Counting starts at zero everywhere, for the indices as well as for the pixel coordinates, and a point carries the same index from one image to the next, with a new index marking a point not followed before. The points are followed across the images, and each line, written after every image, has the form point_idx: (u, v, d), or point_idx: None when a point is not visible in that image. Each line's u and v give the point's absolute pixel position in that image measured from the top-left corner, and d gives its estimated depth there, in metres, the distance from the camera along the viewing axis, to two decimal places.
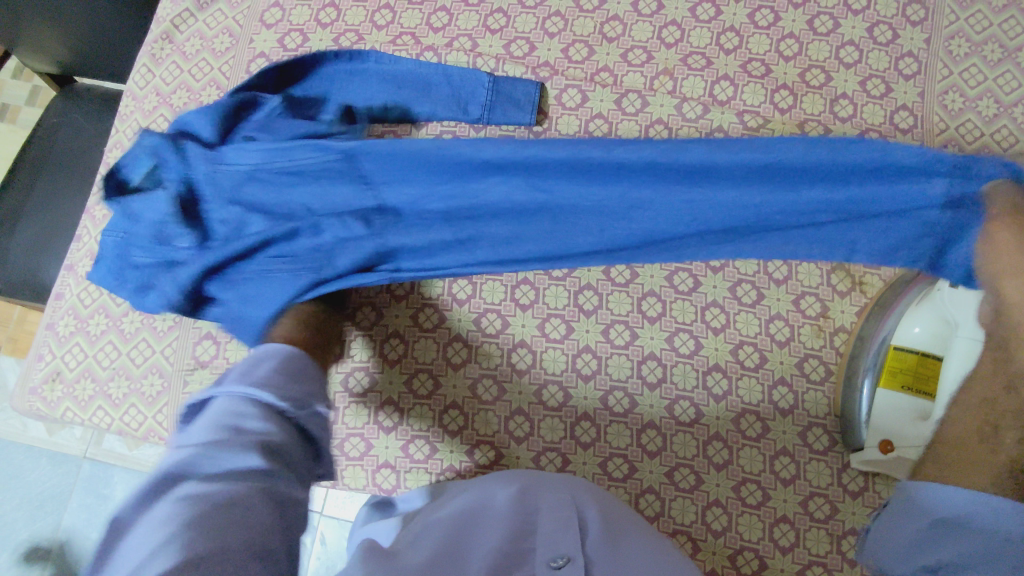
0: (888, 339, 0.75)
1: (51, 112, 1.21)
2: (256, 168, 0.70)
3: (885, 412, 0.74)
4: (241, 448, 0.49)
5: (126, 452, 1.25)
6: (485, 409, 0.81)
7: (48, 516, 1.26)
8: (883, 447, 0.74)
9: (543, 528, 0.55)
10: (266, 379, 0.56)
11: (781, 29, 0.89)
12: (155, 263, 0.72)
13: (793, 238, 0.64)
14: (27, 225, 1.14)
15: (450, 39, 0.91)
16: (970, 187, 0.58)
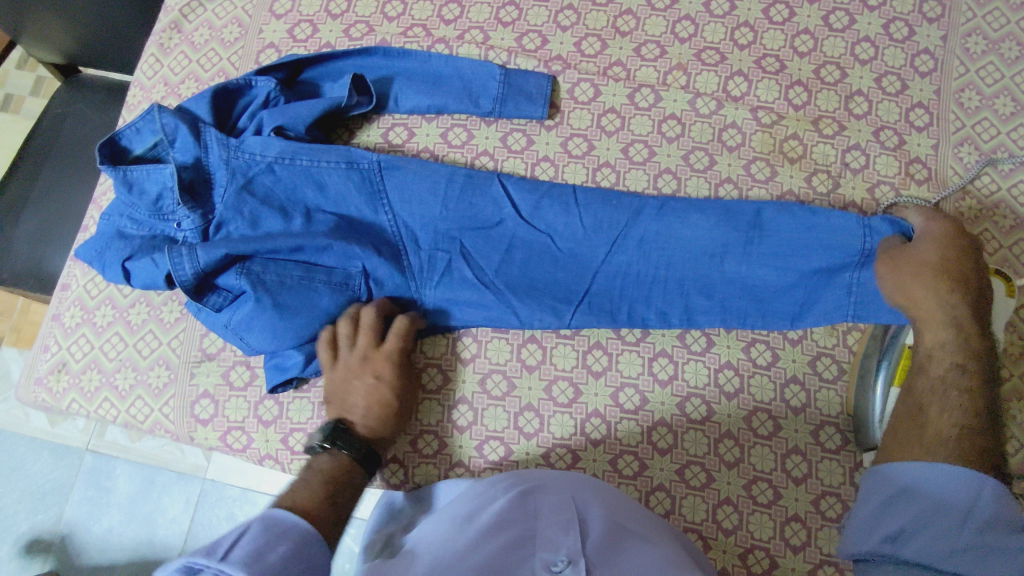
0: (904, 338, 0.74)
1: (57, 102, 1.21)
2: (279, 163, 0.78)
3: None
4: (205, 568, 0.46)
5: (129, 444, 1.25)
6: (494, 405, 0.81)
7: (50, 508, 1.26)
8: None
9: (543, 531, 0.55)
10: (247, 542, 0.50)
11: (796, 25, 0.89)
12: (144, 238, 0.77)
13: (705, 268, 0.77)
14: (32, 214, 1.13)
15: (461, 32, 0.90)
16: (837, 248, 0.73)
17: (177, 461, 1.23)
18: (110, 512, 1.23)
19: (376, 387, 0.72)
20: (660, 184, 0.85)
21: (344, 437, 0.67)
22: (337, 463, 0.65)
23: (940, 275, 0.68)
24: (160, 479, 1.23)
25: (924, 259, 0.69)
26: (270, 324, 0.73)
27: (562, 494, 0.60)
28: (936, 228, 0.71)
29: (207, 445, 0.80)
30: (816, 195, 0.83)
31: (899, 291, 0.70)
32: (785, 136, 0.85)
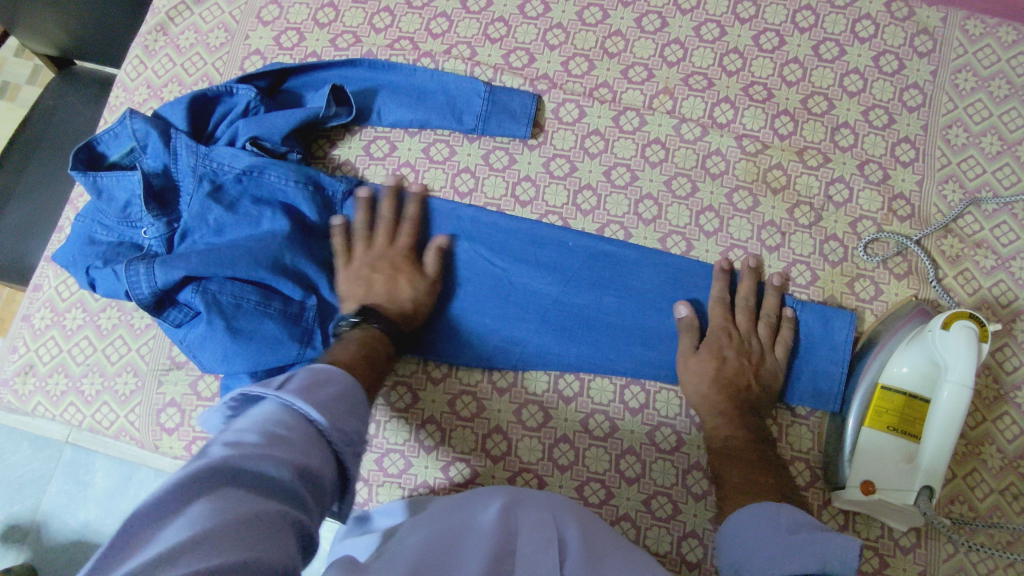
0: (876, 377, 0.75)
1: (49, 95, 1.20)
2: (247, 176, 0.78)
3: (867, 455, 0.73)
4: (274, 453, 0.46)
5: (107, 440, 1.24)
6: (462, 425, 0.80)
7: (26, 500, 1.26)
8: (863, 489, 0.72)
9: (522, 549, 0.53)
10: (326, 401, 0.53)
11: (786, 53, 0.88)
12: (111, 244, 0.77)
13: (648, 317, 0.80)
14: (17, 208, 1.13)
15: (448, 46, 0.90)
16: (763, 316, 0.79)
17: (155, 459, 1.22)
18: (86, 507, 1.23)
19: (395, 279, 0.78)
20: (640, 209, 0.84)
21: (373, 313, 0.74)
22: (367, 334, 0.72)
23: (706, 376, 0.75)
24: (137, 477, 1.23)
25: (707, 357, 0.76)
26: (221, 347, 0.73)
27: (541, 516, 0.59)
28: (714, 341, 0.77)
29: (170, 454, 0.79)
30: (797, 227, 0.83)
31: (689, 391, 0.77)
32: (769, 166, 0.85)
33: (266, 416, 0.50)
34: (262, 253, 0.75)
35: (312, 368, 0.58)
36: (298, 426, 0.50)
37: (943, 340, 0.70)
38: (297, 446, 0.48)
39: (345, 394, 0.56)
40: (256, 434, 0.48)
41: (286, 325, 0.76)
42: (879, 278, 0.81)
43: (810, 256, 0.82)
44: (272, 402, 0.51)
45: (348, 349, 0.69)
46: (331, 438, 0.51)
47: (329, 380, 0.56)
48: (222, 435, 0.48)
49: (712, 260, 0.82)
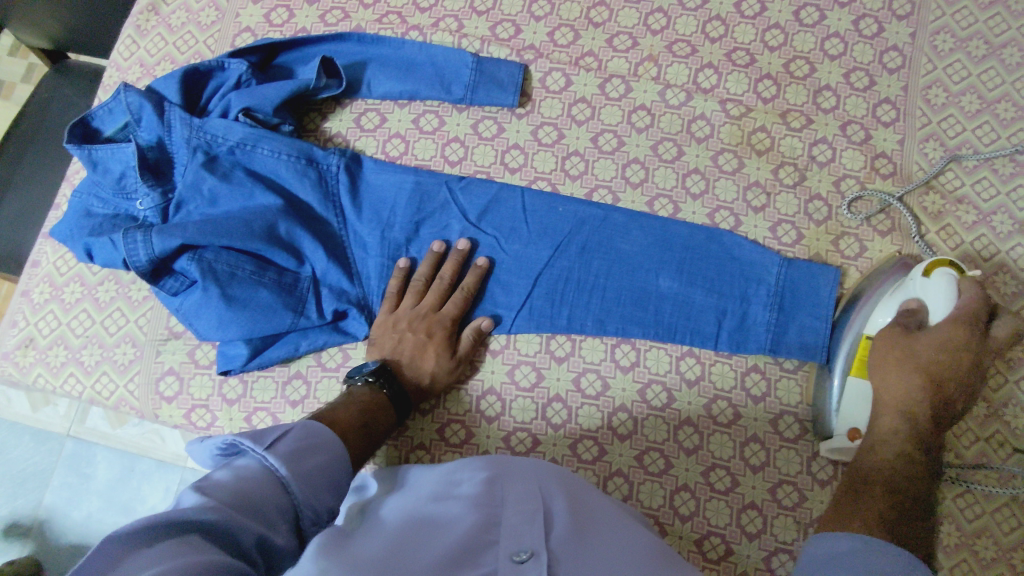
0: (861, 329, 0.76)
1: (44, 87, 1.22)
2: (240, 148, 0.80)
3: (856, 403, 0.74)
4: (242, 514, 0.47)
5: (109, 432, 1.26)
6: (456, 389, 0.81)
7: (30, 492, 1.28)
8: (850, 437, 0.74)
9: (509, 520, 0.55)
10: (312, 470, 0.54)
11: (768, 19, 0.90)
12: (107, 216, 0.78)
13: (639, 278, 0.81)
14: (14, 197, 1.14)
15: (436, 20, 0.91)
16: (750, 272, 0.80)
17: (156, 449, 1.24)
18: (89, 498, 1.25)
19: (427, 346, 0.77)
20: (627, 173, 0.86)
21: (387, 377, 0.73)
22: (377, 396, 0.71)
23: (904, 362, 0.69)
24: (139, 466, 1.24)
25: (931, 342, 0.69)
26: (218, 313, 0.74)
27: (528, 479, 0.60)
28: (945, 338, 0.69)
29: (170, 423, 0.81)
30: (781, 187, 0.84)
31: (874, 368, 0.71)
32: (753, 129, 0.86)
33: (247, 472, 0.51)
34: (256, 222, 0.77)
35: (307, 424, 0.58)
36: (271, 494, 0.50)
37: (924, 288, 0.72)
38: (265, 513, 0.49)
39: (333, 462, 0.57)
40: (228, 489, 0.49)
41: (279, 295, 0.77)
42: (863, 235, 0.83)
43: (795, 215, 0.83)
44: (255, 458, 0.53)
45: (348, 407, 0.68)
46: (301, 511, 0.52)
47: (323, 444, 0.57)
48: (199, 482, 0.49)
49: (700, 222, 0.84)
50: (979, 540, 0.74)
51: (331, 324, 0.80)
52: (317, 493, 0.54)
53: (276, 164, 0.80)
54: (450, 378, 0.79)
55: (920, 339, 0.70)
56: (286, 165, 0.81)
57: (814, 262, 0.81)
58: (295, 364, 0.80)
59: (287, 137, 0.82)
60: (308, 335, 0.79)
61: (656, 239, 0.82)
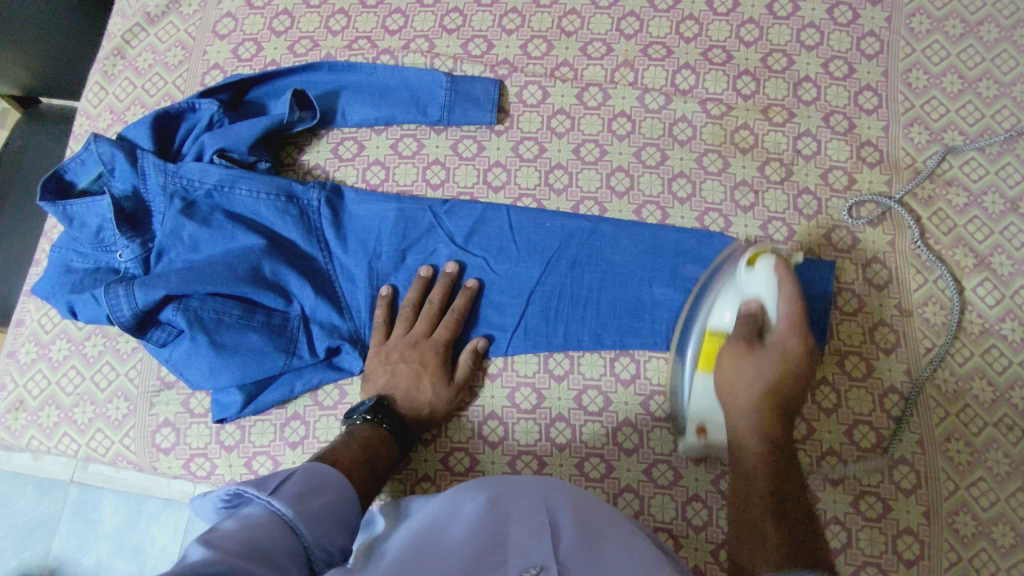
0: (702, 326, 0.74)
1: (16, 135, 1.20)
2: (218, 190, 0.78)
3: (700, 403, 0.73)
4: (253, 564, 0.45)
5: (113, 475, 1.25)
6: (456, 416, 0.80)
7: (37, 543, 1.27)
8: (696, 433, 0.74)
9: (516, 535, 0.54)
10: (315, 510, 0.54)
11: (741, 15, 0.89)
12: (88, 271, 0.77)
13: (634, 286, 0.80)
14: None
15: (407, 42, 0.90)
16: None
17: (163, 488, 1.22)
18: (98, 544, 1.24)
19: (421, 375, 0.76)
20: (612, 182, 0.85)
21: (385, 411, 0.72)
22: (376, 432, 0.70)
23: (762, 378, 0.67)
24: (146, 509, 1.23)
25: (761, 363, 0.67)
26: (207, 362, 0.73)
27: (531, 497, 0.59)
28: (789, 346, 0.68)
29: (169, 474, 0.79)
30: (769, 183, 0.84)
31: (723, 386, 0.69)
32: (736, 127, 0.85)
33: (254, 520, 0.50)
34: (240, 265, 0.76)
35: (311, 470, 0.58)
36: (280, 537, 0.50)
37: (749, 279, 0.70)
38: (274, 560, 0.47)
39: (337, 504, 0.57)
40: (237, 539, 0.47)
41: (270, 337, 0.76)
42: (855, 228, 0.82)
43: (785, 212, 0.83)
44: (260, 505, 0.52)
45: (349, 444, 0.67)
46: (312, 553, 0.51)
47: (327, 488, 0.57)
48: (204, 534, 0.47)
49: (689, 226, 0.83)
50: (997, 526, 0.73)
51: (325, 361, 0.79)
52: (327, 533, 0.53)
53: (255, 203, 0.79)
54: (450, 405, 0.77)
55: (765, 353, 0.68)
56: (264, 203, 0.79)
57: (806, 258, 0.80)
58: (292, 405, 0.79)
59: (264, 174, 0.81)
60: (301, 375, 0.78)
61: (647, 247, 0.81)
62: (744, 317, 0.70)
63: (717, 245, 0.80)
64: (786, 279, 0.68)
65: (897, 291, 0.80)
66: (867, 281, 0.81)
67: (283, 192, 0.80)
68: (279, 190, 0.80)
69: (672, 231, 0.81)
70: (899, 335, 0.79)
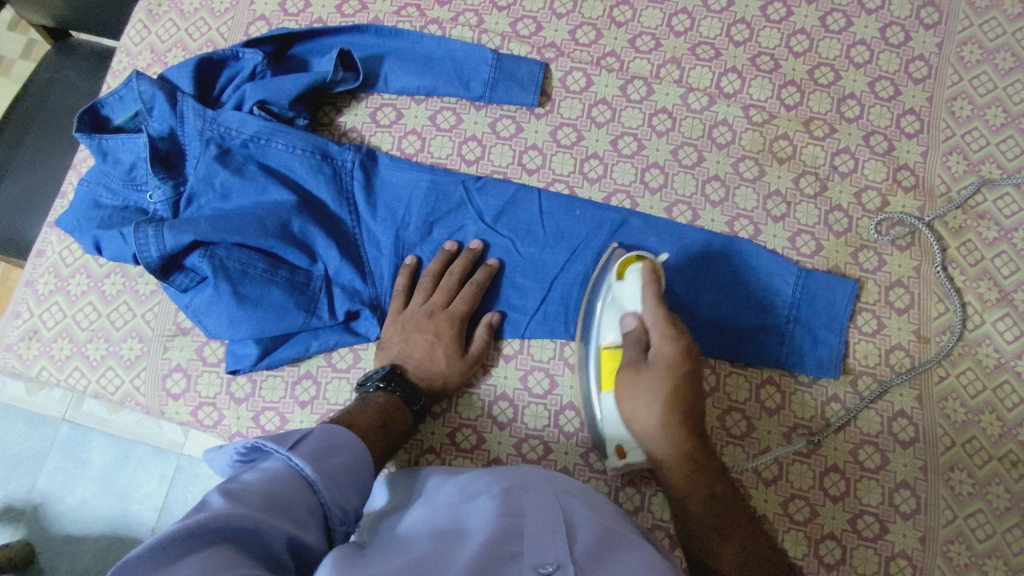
0: (598, 343, 0.74)
1: (46, 67, 1.19)
2: (254, 141, 0.78)
3: (611, 422, 0.72)
4: (270, 518, 0.46)
5: (105, 417, 1.26)
6: (467, 392, 0.80)
7: (23, 477, 1.27)
8: (617, 454, 0.72)
9: (529, 531, 0.52)
10: (334, 468, 0.54)
11: (793, 24, 0.88)
12: (116, 208, 0.76)
13: None
14: (17, 179, 1.12)
15: (455, 14, 0.89)
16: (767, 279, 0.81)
17: (154, 435, 1.24)
18: (84, 483, 1.25)
19: (434, 347, 0.76)
20: (647, 178, 0.84)
21: (398, 379, 0.73)
22: (390, 400, 0.70)
23: (662, 405, 0.62)
24: (135, 454, 1.24)
25: (650, 389, 0.64)
26: (228, 312, 0.73)
27: (545, 495, 0.58)
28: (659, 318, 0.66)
29: (176, 420, 0.79)
30: (802, 197, 0.84)
31: (631, 414, 0.65)
32: (776, 136, 0.85)
33: (272, 476, 0.50)
34: (270, 219, 0.75)
35: (329, 428, 0.58)
36: (300, 493, 0.50)
37: (623, 289, 0.72)
38: (290, 512, 0.48)
39: (353, 465, 0.57)
40: (256, 490, 0.48)
41: (292, 295, 0.75)
42: (883, 249, 0.82)
43: (815, 226, 0.83)
44: (279, 459, 0.52)
45: (364, 410, 0.67)
46: (329, 511, 0.52)
47: (344, 448, 0.57)
48: (226, 484, 0.48)
49: (718, 230, 0.83)
50: (991, 558, 0.74)
51: (343, 324, 0.79)
52: (343, 493, 0.53)
53: (289, 160, 0.79)
54: (464, 377, 0.77)
55: (648, 368, 0.65)
56: (298, 161, 0.79)
57: (827, 273, 0.81)
58: (305, 364, 0.79)
59: (298, 131, 0.80)
60: (318, 336, 0.78)
61: (673, 248, 0.82)
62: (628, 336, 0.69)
63: (743, 252, 0.81)
64: (649, 275, 0.69)
65: (917, 317, 0.81)
66: (889, 303, 0.81)
67: (316, 152, 0.80)
68: (312, 149, 0.79)
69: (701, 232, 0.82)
70: (915, 361, 0.79)
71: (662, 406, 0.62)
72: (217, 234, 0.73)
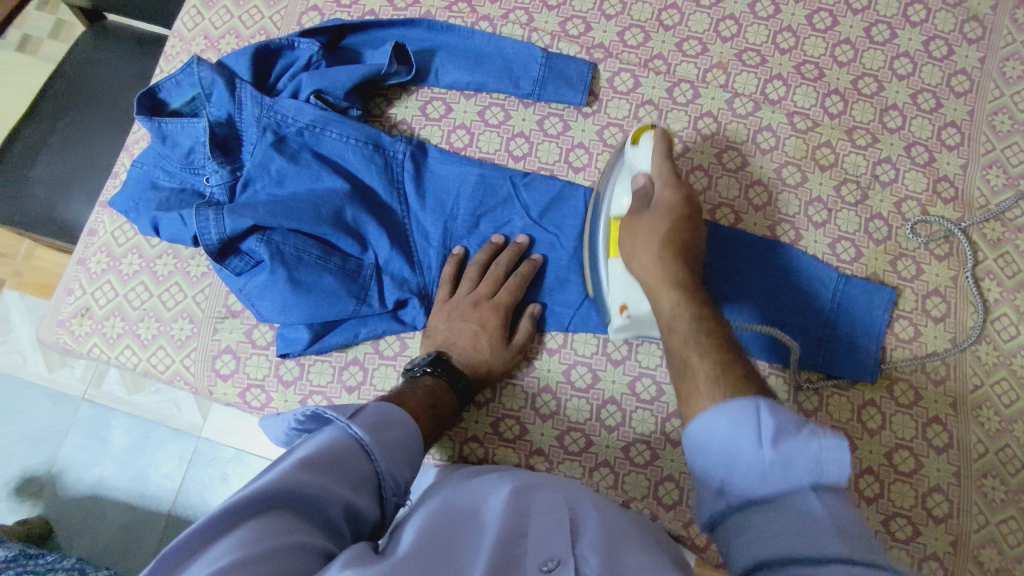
0: (610, 213, 0.74)
1: (84, 49, 1.20)
2: (310, 130, 0.79)
3: (617, 283, 0.72)
4: (329, 484, 0.48)
5: (127, 398, 1.29)
6: (512, 384, 0.82)
7: (44, 451, 1.29)
8: (619, 311, 0.72)
9: (535, 532, 0.54)
10: (387, 442, 0.55)
11: (839, 34, 0.90)
12: (175, 190, 0.78)
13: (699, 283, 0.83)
14: (53, 158, 1.13)
15: (506, 11, 0.90)
16: (808, 282, 0.83)
17: (173, 418, 1.27)
18: (104, 461, 1.27)
19: (479, 335, 0.77)
20: (691, 180, 0.86)
21: (444, 365, 0.74)
22: (436, 385, 0.71)
23: (661, 234, 0.65)
24: (155, 435, 1.27)
25: (652, 225, 0.66)
26: (282, 297, 0.74)
27: (554, 501, 0.60)
28: (669, 198, 0.67)
29: (224, 401, 0.81)
30: (843, 204, 0.85)
31: (629, 261, 0.66)
32: (818, 143, 0.87)
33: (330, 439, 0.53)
34: (325, 207, 0.77)
35: (379, 407, 0.59)
36: (355, 461, 0.52)
37: (634, 158, 0.71)
38: (347, 477, 0.50)
39: (406, 439, 0.59)
40: (317, 455, 0.50)
41: (344, 283, 0.77)
42: (921, 258, 0.84)
43: (855, 233, 0.85)
44: (338, 426, 0.54)
45: (414, 392, 0.69)
46: (382, 483, 0.53)
47: (395, 424, 0.58)
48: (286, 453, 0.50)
49: (760, 234, 0.85)
50: (1020, 564, 0.75)
51: (391, 312, 0.80)
52: (397, 465, 0.55)
53: (343, 148, 0.80)
54: (507, 365, 0.78)
55: (650, 209, 0.67)
56: (351, 150, 0.80)
57: (864, 279, 0.83)
58: (353, 350, 0.81)
59: (350, 120, 0.81)
60: (368, 323, 0.79)
61: (715, 250, 0.84)
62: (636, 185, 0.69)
63: (785, 256, 0.83)
64: (662, 146, 0.70)
65: (953, 326, 0.82)
66: (925, 311, 0.83)
67: (369, 142, 0.81)
68: (366, 139, 0.81)
69: (742, 235, 0.84)
70: (950, 369, 0.81)
71: (656, 245, 0.64)
72: (275, 219, 0.74)
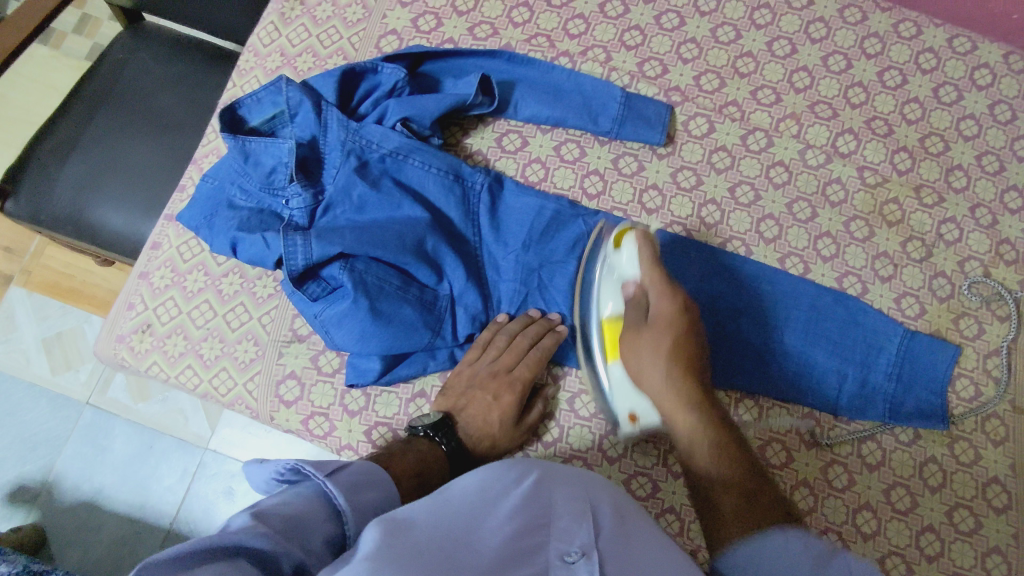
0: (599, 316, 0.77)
1: (120, 48, 1.12)
2: (392, 157, 0.79)
3: (619, 388, 0.74)
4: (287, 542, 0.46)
5: (131, 405, 1.25)
6: (580, 424, 0.78)
7: (39, 459, 1.24)
8: (629, 420, 0.74)
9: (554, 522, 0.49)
10: (365, 503, 0.55)
11: (908, 93, 0.91)
12: (251, 210, 0.76)
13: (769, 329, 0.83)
14: (78, 159, 1.04)
15: (585, 48, 0.91)
16: (876, 334, 0.83)
17: (178, 428, 1.24)
18: (104, 472, 1.23)
19: (491, 408, 0.74)
20: (762, 228, 0.87)
21: (445, 431, 0.72)
22: (433, 451, 0.70)
23: (663, 356, 0.69)
24: (157, 445, 1.23)
25: (652, 345, 0.70)
26: (361, 326, 0.73)
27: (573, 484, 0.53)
28: (665, 311, 0.70)
29: (285, 427, 0.79)
30: (908, 260, 0.86)
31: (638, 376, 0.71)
32: (886, 199, 0.88)
33: (299, 497, 0.52)
34: (407, 236, 0.76)
35: (364, 465, 0.59)
36: (325, 521, 0.51)
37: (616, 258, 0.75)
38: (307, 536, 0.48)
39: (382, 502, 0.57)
40: (279, 514, 0.49)
41: (422, 314, 0.76)
42: (983, 318, 0.84)
43: (919, 289, 0.85)
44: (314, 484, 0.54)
45: (405, 455, 0.67)
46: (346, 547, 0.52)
47: (378, 485, 0.58)
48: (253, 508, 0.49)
49: (828, 285, 0.85)
50: None
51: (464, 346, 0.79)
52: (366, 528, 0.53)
53: (423, 177, 0.80)
54: (513, 443, 0.75)
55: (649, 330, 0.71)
56: (432, 179, 0.80)
57: (930, 336, 0.83)
58: (421, 381, 0.79)
59: (428, 147, 0.80)
60: (440, 354, 0.79)
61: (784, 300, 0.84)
62: (632, 306, 0.73)
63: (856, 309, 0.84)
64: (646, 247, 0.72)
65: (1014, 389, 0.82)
66: (986, 371, 0.83)
67: (448, 171, 0.80)
68: (445, 169, 0.80)
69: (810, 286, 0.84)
70: (1009, 431, 0.81)
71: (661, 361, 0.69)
72: (354, 246, 0.73)
